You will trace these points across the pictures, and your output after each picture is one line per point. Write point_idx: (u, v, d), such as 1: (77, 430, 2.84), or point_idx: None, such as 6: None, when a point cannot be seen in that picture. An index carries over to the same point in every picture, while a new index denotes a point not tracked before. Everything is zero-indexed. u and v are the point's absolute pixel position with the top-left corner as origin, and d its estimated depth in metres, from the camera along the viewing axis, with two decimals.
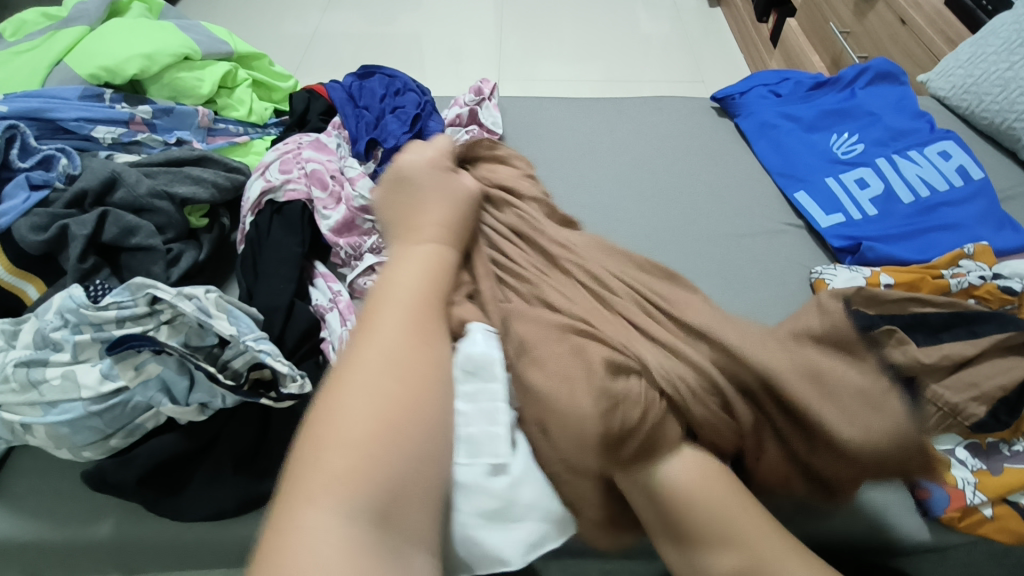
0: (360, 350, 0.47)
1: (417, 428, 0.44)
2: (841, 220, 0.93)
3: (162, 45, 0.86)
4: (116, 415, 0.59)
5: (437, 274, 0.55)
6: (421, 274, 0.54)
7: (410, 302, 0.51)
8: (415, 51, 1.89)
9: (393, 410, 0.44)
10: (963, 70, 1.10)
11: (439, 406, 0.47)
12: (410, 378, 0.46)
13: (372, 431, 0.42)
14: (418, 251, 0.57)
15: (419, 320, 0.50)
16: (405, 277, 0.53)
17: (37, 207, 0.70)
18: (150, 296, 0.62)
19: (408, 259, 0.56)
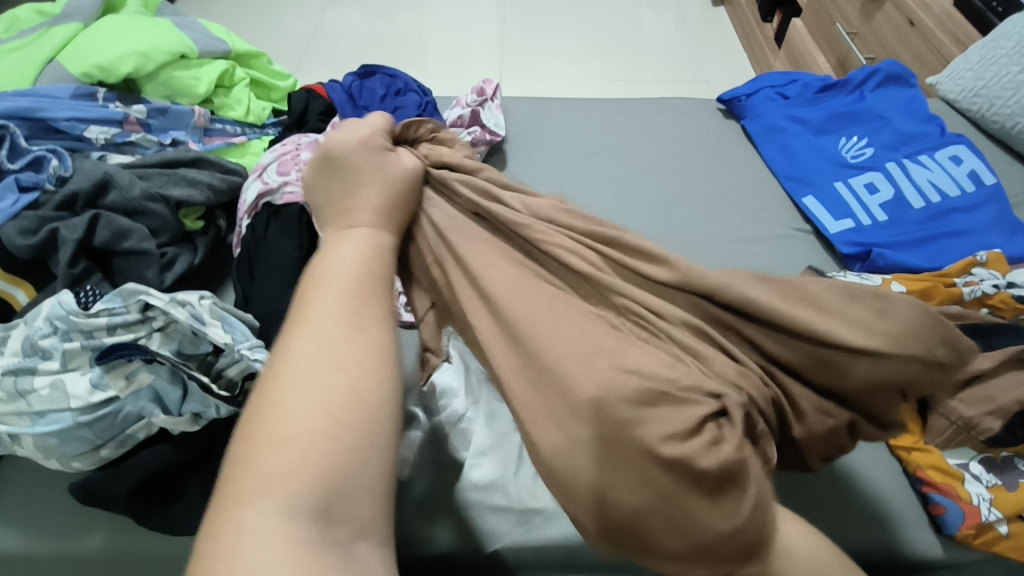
0: (292, 340, 0.40)
1: (360, 432, 0.37)
2: (850, 225, 0.91)
3: (157, 43, 0.84)
4: (106, 425, 0.57)
5: (368, 266, 0.45)
6: (357, 254, 0.46)
7: (343, 289, 0.43)
8: (416, 48, 1.87)
9: (336, 402, 0.37)
10: (974, 73, 1.08)
11: (387, 400, 0.39)
12: (346, 370, 0.39)
13: (337, 399, 0.38)
14: (349, 234, 0.48)
15: (356, 309, 0.42)
16: (334, 264, 0.44)
17: (26, 209, 0.68)
18: (142, 302, 0.60)
19: (341, 249, 0.46)
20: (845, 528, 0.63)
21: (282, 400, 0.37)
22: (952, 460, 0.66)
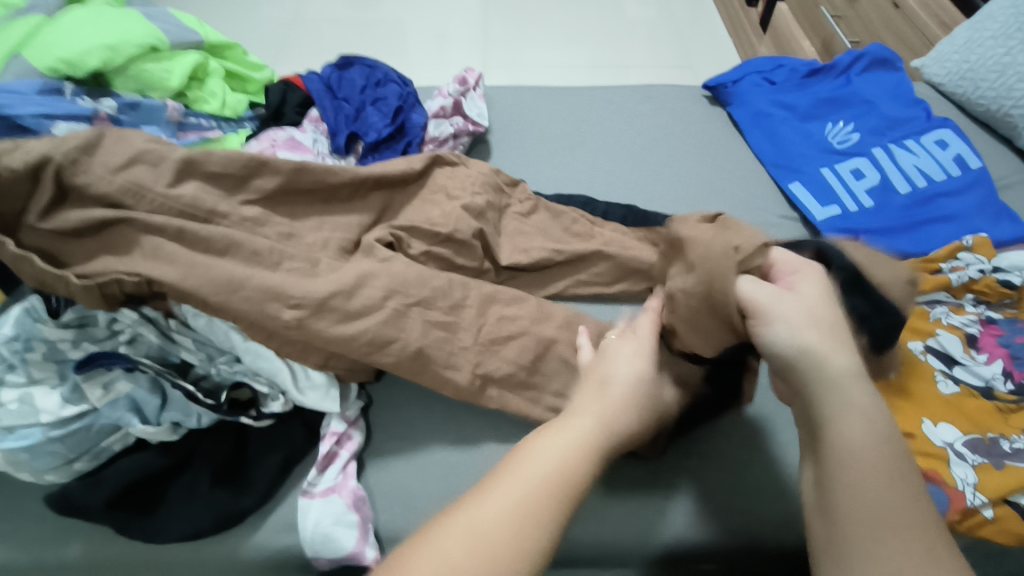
0: (479, 501, 0.40)
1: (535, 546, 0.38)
2: (837, 212, 0.90)
3: (126, 35, 0.81)
4: (78, 439, 0.55)
5: (565, 498, 0.41)
6: (563, 449, 0.43)
7: (538, 485, 0.41)
8: (399, 36, 1.83)
9: (525, 518, 0.39)
10: (959, 55, 1.08)
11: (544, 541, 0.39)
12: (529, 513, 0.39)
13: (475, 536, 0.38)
14: (577, 427, 0.45)
15: (551, 493, 0.40)
16: (592, 411, 0.46)
17: (32, 316, 0.57)
18: (110, 317, 0.60)
19: (531, 444, 0.44)
20: None
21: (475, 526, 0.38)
22: (937, 438, 0.65)
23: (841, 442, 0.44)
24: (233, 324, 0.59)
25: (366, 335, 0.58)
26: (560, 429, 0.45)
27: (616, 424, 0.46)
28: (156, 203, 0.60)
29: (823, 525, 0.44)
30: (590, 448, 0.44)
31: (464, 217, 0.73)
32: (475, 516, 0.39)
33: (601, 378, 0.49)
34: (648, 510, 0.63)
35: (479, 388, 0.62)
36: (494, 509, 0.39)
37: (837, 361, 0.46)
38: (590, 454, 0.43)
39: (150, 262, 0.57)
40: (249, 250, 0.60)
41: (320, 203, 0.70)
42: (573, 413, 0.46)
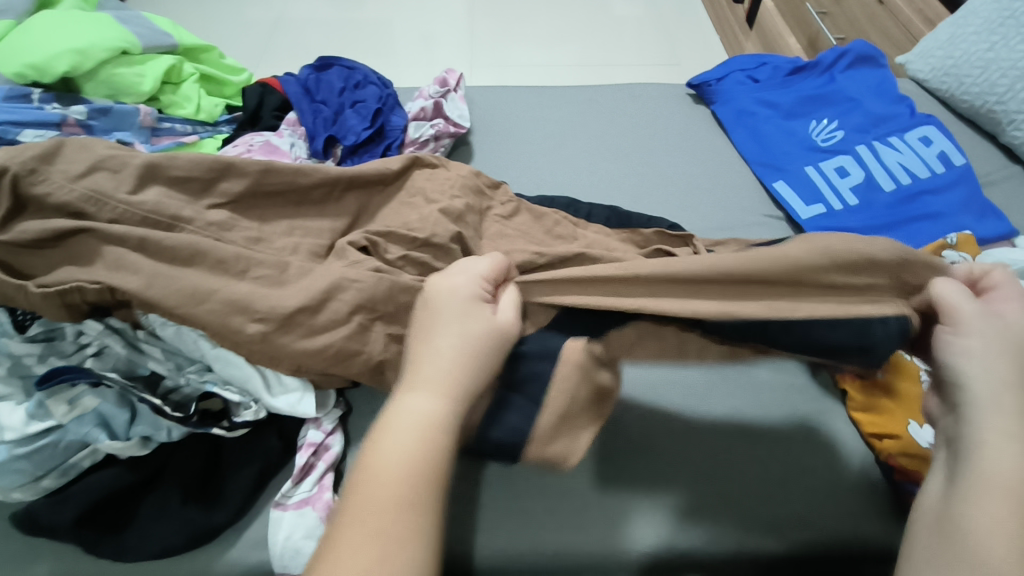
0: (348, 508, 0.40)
1: (405, 535, 0.39)
2: (821, 211, 0.90)
3: (96, 38, 0.79)
4: (46, 456, 0.54)
5: (418, 479, 0.41)
6: (413, 431, 0.42)
7: (398, 477, 0.41)
8: (385, 37, 1.81)
9: (384, 515, 0.40)
10: (943, 51, 1.07)
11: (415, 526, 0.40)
12: (389, 509, 0.40)
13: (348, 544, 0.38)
14: (419, 402, 0.43)
15: (407, 482, 0.41)
16: (442, 375, 0.45)
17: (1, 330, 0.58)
18: (77, 331, 0.59)
19: (386, 430, 0.43)
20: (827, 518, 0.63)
21: (369, 525, 0.39)
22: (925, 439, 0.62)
23: (984, 469, 0.42)
24: (201, 332, 0.58)
25: (331, 350, 0.58)
26: (410, 415, 0.43)
27: (463, 381, 0.45)
28: (119, 211, 0.59)
29: (930, 539, 0.43)
30: (439, 420, 0.43)
31: (443, 220, 0.72)
32: (371, 517, 0.39)
33: (445, 334, 0.46)
34: (639, 518, 0.62)
35: None
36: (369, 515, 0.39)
37: (1005, 386, 0.44)
38: (445, 419, 0.43)
39: (113, 273, 0.57)
40: (215, 258, 0.59)
41: (292, 207, 0.70)
42: (421, 384, 0.44)
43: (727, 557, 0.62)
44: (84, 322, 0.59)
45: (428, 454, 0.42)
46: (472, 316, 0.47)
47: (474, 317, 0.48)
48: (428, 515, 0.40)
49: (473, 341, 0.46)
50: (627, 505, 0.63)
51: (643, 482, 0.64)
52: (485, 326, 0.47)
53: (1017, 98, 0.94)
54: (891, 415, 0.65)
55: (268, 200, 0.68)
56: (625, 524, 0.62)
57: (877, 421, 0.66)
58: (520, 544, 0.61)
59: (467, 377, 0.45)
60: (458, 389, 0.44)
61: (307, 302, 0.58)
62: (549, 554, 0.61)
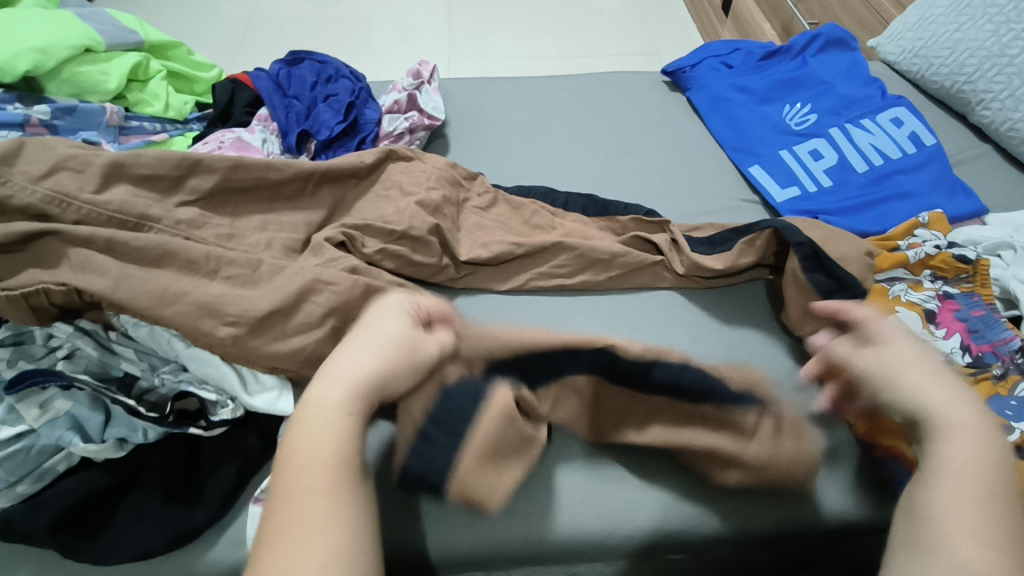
0: (282, 494, 0.44)
1: (338, 508, 0.44)
2: (796, 193, 0.91)
3: (58, 36, 0.77)
4: (18, 461, 0.53)
5: (342, 457, 0.45)
6: (325, 417, 0.46)
7: (320, 459, 0.45)
8: (361, 32, 1.79)
9: (316, 490, 0.44)
10: (912, 34, 1.09)
11: (342, 500, 0.44)
12: (320, 490, 0.44)
13: (298, 525, 0.42)
14: (326, 392, 0.48)
15: (332, 463, 0.45)
16: (353, 370, 0.49)
17: None
18: (47, 332, 0.58)
19: (301, 423, 0.47)
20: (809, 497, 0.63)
21: (291, 514, 0.43)
22: None
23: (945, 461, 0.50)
24: (175, 332, 0.58)
25: (304, 352, 0.59)
26: (319, 411, 0.47)
27: (373, 373, 0.49)
28: (84, 211, 0.58)
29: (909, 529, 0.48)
30: (339, 413, 0.47)
31: (419, 213, 0.71)
32: (293, 506, 0.43)
33: (360, 337, 0.52)
34: (632, 504, 0.63)
35: None
36: (310, 499, 0.43)
37: (949, 403, 0.53)
38: (347, 410, 0.47)
39: (79, 275, 0.56)
40: (185, 258, 0.58)
41: (266, 204, 0.69)
42: (327, 375, 0.49)
43: (710, 536, 0.63)
44: (54, 324, 0.57)
45: (334, 443, 0.46)
46: (391, 323, 0.53)
47: (391, 324, 0.53)
48: (337, 500, 0.44)
49: (387, 343, 0.51)
50: (624, 494, 0.63)
51: (636, 468, 0.64)
52: (398, 331, 0.53)
53: (985, 78, 0.95)
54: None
55: (240, 196, 0.68)
56: (620, 511, 0.62)
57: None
58: (514, 534, 0.61)
59: (374, 373, 0.49)
60: (365, 383, 0.49)
61: (280, 302, 0.58)
62: (540, 540, 0.61)
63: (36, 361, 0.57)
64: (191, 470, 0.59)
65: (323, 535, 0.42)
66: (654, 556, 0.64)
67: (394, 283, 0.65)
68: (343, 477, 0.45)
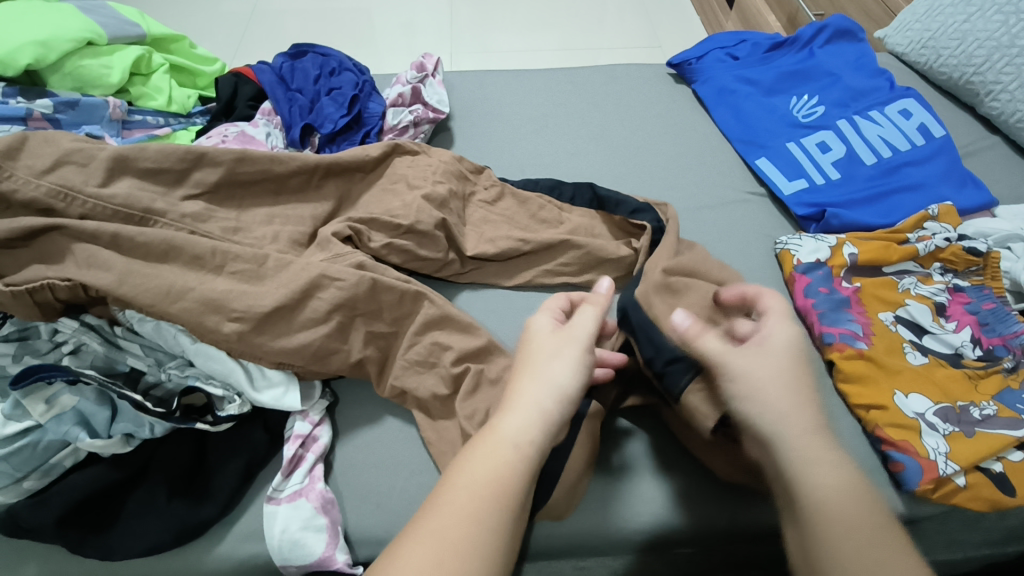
0: (442, 498, 0.41)
1: (487, 538, 0.39)
2: (804, 185, 0.90)
3: (60, 29, 0.77)
4: (24, 457, 0.53)
5: (509, 490, 0.42)
6: (515, 442, 0.43)
7: (494, 480, 0.42)
8: (362, 26, 1.78)
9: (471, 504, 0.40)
10: (920, 25, 1.08)
11: (491, 534, 0.40)
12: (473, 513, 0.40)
13: (436, 534, 0.39)
14: (530, 412, 0.44)
15: (498, 491, 0.41)
16: (556, 382, 0.46)
17: None
18: (52, 327, 0.58)
19: (485, 450, 0.43)
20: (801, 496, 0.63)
21: (446, 536, 0.39)
22: (909, 409, 0.66)
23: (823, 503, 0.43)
24: (181, 327, 0.58)
25: (311, 348, 0.59)
26: (509, 445, 0.43)
27: (564, 385, 0.46)
28: (89, 205, 0.58)
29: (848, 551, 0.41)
30: (530, 446, 0.43)
31: (426, 207, 0.71)
32: (452, 530, 0.39)
33: (547, 344, 0.49)
34: (641, 502, 0.62)
35: (442, 392, 0.62)
36: (456, 514, 0.40)
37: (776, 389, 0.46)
38: (533, 440, 0.43)
39: (84, 270, 0.55)
40: (191, 253, 0.58)
41: (272, 197, 0.68)
42: (530, 381, 0.46)
43: (720, 529, 0.62)
44: (58, 319, 0.57)
45: (517, 473, 0.42)
46: (581, 313, 0.51)
47: (580, 316, 0.51)
48: (498, 523, 0.40)
49: (581, 345, 0.48)
50: (632, 491, 0.63)
51: (644, 463, 0.64)
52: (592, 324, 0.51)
53: (994, 69, 0.94)
54: (875, 385, 0.68)
55: (245, 190, 0.67)
56: (627, 510, 0.62)
57: (864, 392, 0.68)
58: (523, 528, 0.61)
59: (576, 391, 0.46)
60: (569, 399, 0.46)
61: (286, 298, 0.58)
62: (549, 535, 0.62)
63: (41, 355, 0.57)
64: (198, 464, 0.59)
65: (448, 551, 0.38)
66: (663, 550, 0.64)
67: (401, 279, 0.65)
68: (499, 509, 0.41)
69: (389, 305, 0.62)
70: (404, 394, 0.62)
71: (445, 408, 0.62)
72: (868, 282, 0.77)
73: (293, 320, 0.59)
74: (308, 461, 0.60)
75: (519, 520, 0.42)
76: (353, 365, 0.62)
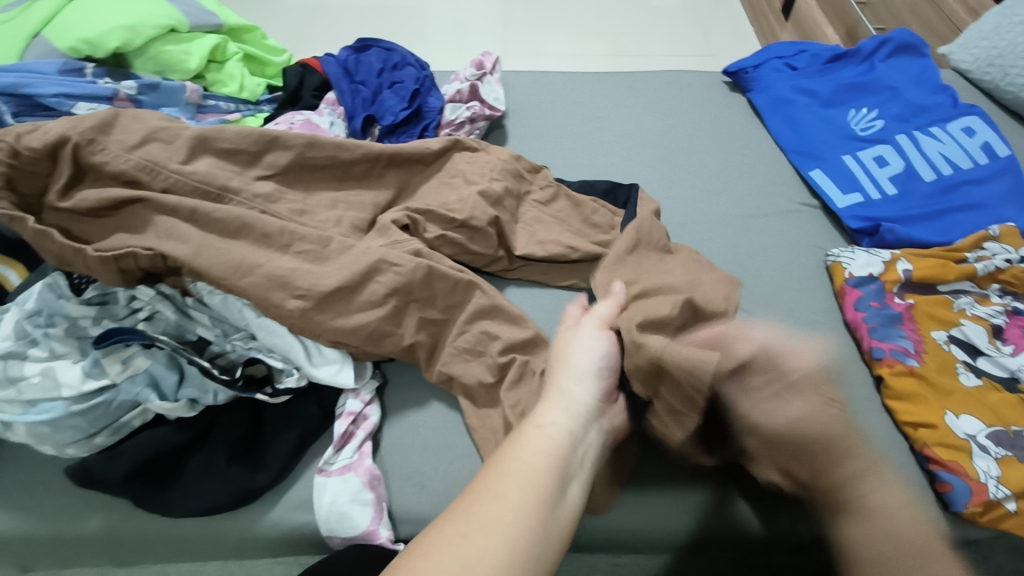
0: (487, 477, 0.45)
1: (531, 515, 0.42)
2: (859, 200, 0.89)
3: (146, 15, 0.81)
4: (98, 415, 0.56)
5: (548, 475, 0.45)
6: (548, 437, 0.48)
7: (533, 463, 0.46)
8: (416, 26, 1.81)
9: (510, 482, 0.44)
10: (988, 41, 1.05)
11: (533, 511, 0.43)
12: (512, 489, 0.44)
13: (482, 504, 0.42)
14: (555, 410, 0.50)
15: (536, 474, 0.45)
16: (583, 369, 0.54)
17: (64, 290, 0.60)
18: (130, 294, 0.62)
19: (517, 438, 0.48)
20: None
21: (471, 511, 0.42)
22: (960, 430, 0.65)
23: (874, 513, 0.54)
24: (247, 301, 0.61)
25: (366, 329, 0.61)
26: (537, 428, 0.48)
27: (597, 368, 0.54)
28: (171, 180, 0.61)
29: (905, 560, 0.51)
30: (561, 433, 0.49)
31: (481, 203, 0.73)
32: (478, 503, 0.42)
33: (570, 337, 0.58)
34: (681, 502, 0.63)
35: (490, 381, 0.63)
36: (499, 491, 0.43)
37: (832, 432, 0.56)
38: (565, 432, 0.49)
39: (164, 241, 0.59)
40: (261, 232, 0.61)
41: (336, 182, 0.71)
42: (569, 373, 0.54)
43: (759, 537, 0.63)
44: (140, 286, 0.61)
45: (546, 455, 0.47)
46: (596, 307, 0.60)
47: (597, 309, 0.60)
48: (533, 503, 0.43)
49: (596, 328, 0.58)
50: (674, 492, 0.63)
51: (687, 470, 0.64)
52: (608, 314, 0.59)
53: None
54: (925, 404, 0.67)
55: (312, 174, 0.70)
56: (668, 512, 0.62)
57: (913, 409, 0.67)
58: None
59: (604, 368, 0.55)
60: (599, 376, 0.54)
61: (347, 280, 0.60)
62: (587, 526, 0.62)
63: (122, 318, 0.61)
64: (254, 432, 0.62)
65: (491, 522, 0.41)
66: (698, 553, 0.65)
67: (455, 268, 0.67)
68: (539, 487, 0.44)
69: (442, 293, 0.64)
70: (451, 380, 0.64)
71: (490, 397, 0.64)
72: (922, 299, 0.76)
73: (352, 302, 0.61)
74: (357, 438, 0.62)
75: (557, 507, 0.44)
76: (405, 349, 0.64)
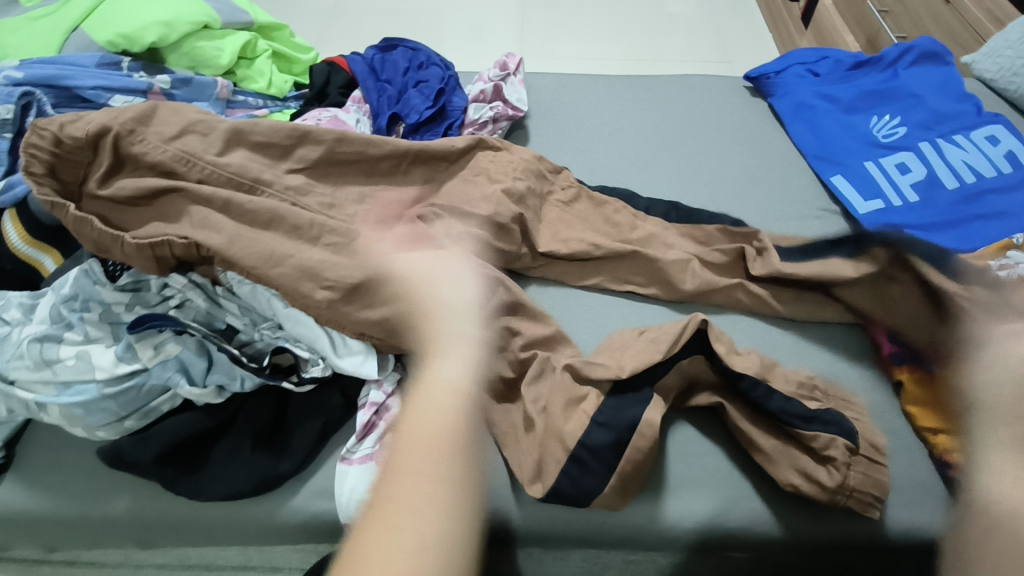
0: (398, 456, 0.43)
1: (448, 489, 0.42)
2: (880, 206, 0.88)
3: (181, 12, 0.83)
4: (130, 398, 0.57)
5: (455, 433, 0.44)
6: (439, 392, 0.46)
7: (437, 429, 0.44)
8: (435, 28, 1.83)
9: (421, 456, 0.43)
10: (1013, 51, 1.05)
11: (451, 482, 0.42)
12: (424, 465, 0.42)
13: (398, 491, 0.41)
14: (439, 365, 0.47)
15: (444, 438, 0.44)
16: (457, 306, 0.52)
17: (97, 276, 0.61)
18: (161, 282, 0.63)
19: (417, 401, 0.46)
20: (836, 520, 0.62)
21: (387, 502, 0.41)
22: None
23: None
24: (275, 291, 0.62)
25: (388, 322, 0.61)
26: (437, 388, 0.46)
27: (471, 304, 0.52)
28: (206, 171, 0.63)
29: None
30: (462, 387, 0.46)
31: (505, 201, 0.74)
32: (394, 490, 0.41)
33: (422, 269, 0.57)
34: (699, 501, 0.63)
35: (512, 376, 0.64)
36: (415, 472, 0.42)
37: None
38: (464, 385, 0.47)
39: (198, 230, 0.60)
40: (291, 224, 0.62)
41: (363, 177, 0.72)
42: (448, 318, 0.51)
43: (777, 539, 0.63)
44: (174, 274, 0.62)
45: (449, 415, 0.45)
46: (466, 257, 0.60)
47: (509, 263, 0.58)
48: (449, 470, 0.42)
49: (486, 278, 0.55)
50: (692, 492, 0.63)
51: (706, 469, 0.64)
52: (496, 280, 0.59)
53: None
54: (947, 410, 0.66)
55: (340, 169, 0.71)
56: (686, 511, 0.63)
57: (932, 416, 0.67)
58: (578, 514, 0.62)
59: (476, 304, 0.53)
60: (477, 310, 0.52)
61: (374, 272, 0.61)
62: (605, 523, 0.63)
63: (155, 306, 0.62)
64: (278, 420, 0.63)
65: (414, 507, 0.41)
66: (714, 553, 0.65)
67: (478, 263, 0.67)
68: (452, 457, 0.43)
69: None
70: None
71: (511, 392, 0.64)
72: None
73: None
74: (379, 427, 0.63)
75: (472, 464, 0.44)
76: None
